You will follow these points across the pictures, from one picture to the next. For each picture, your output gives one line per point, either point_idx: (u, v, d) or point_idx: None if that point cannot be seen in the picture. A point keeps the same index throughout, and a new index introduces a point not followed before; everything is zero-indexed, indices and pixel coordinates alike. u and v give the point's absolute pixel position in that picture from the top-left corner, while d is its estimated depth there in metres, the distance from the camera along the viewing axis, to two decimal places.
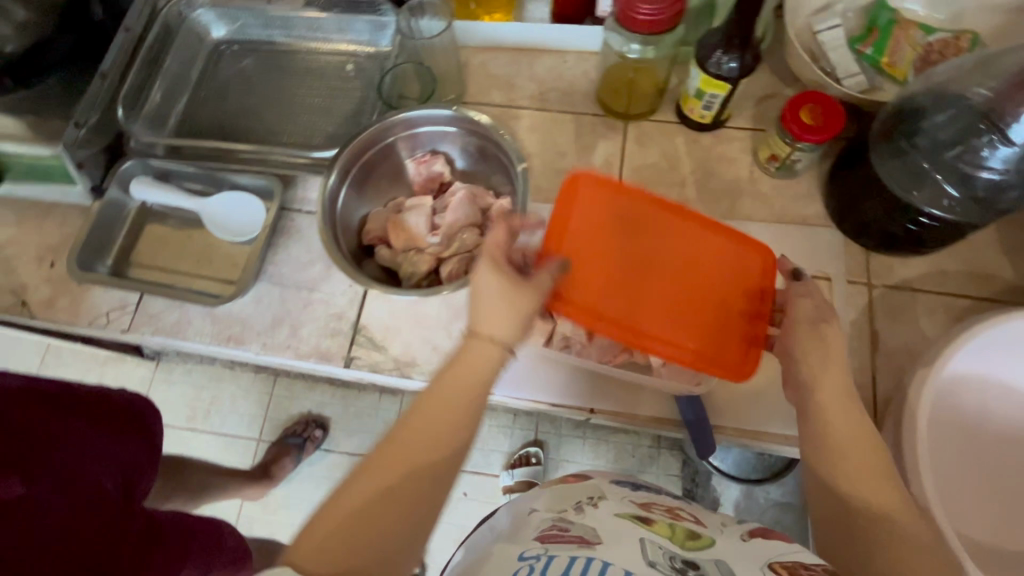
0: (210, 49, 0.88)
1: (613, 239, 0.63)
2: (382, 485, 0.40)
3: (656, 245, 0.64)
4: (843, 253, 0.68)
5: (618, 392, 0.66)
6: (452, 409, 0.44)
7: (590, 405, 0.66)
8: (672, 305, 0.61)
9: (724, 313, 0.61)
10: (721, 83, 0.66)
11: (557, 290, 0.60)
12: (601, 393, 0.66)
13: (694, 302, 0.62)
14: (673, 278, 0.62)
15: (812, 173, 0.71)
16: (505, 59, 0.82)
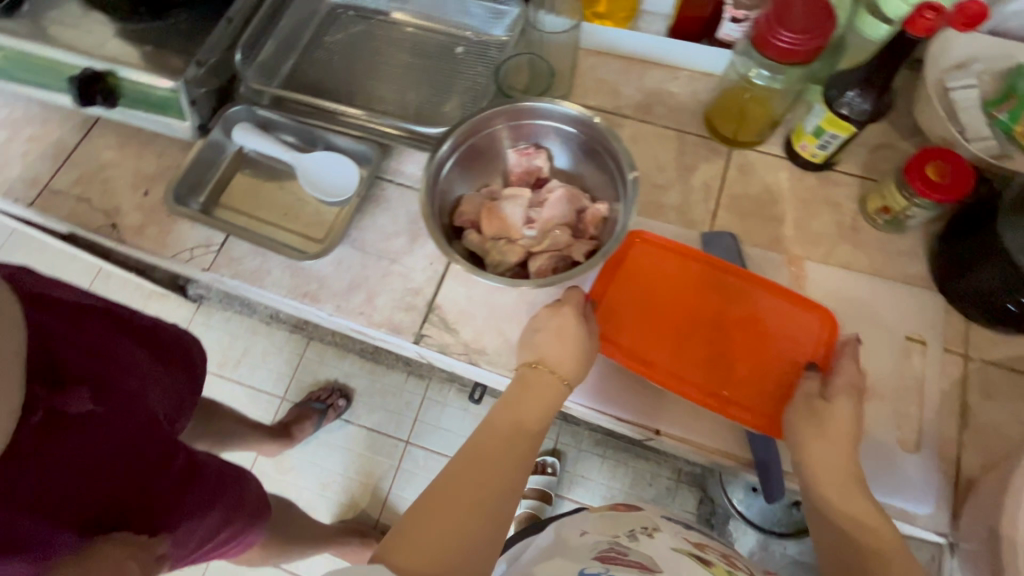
0: (326, 11, 0.90)
1: (681, 288, 0.65)
2: (464, 491, 0.49)
3: (718, 297, 0.64)
4: (942, 319, 0.65)
5: (687, 418, 0.64)
6: (514, 433, 0.55)
7: (657, 426, 0.64)
8: (734, 359, 0.62)
9: (778, 376, 0.60)
10: (845, 126, 0.64)
11: (608, 335, 0.63)
12: (670, 417, 0.64)
13: (761, 356, 0.62)
14: (728, 335, 0.63)
15: (919, 231, 0.69)
16: (615, 66, 0.82)
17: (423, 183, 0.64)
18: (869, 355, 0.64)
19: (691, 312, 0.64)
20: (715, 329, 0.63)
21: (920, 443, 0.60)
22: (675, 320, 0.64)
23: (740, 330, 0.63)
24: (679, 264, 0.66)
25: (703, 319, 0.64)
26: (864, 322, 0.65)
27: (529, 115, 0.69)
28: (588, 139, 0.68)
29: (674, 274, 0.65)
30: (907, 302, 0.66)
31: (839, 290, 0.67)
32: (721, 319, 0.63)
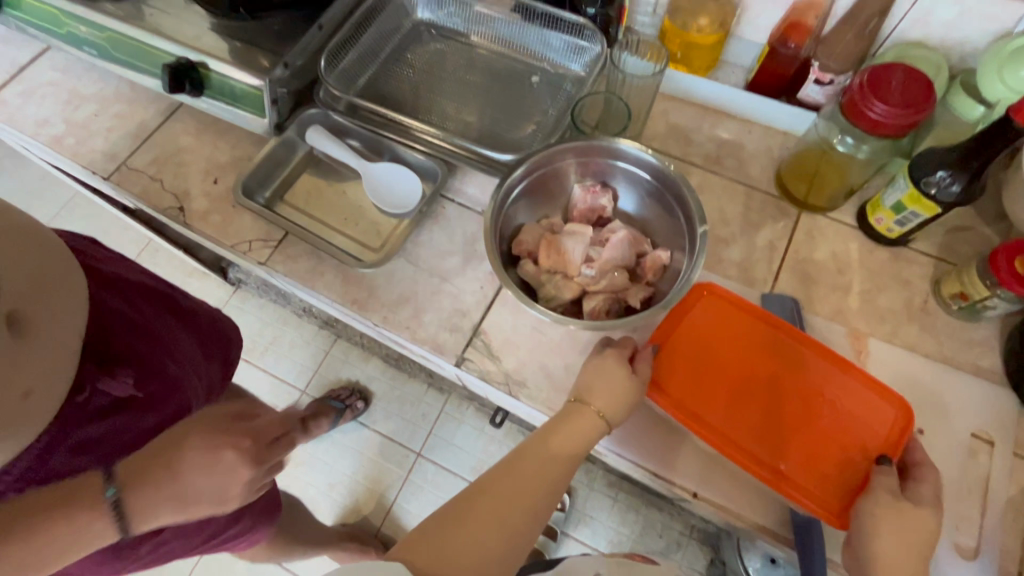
0: (410, 26, 0.92)
1: (740, 347, 0.63)
2: (489, 519, 0.48)
3: (780, 362, 0.62)
4: (1014, 420, 0.61)
5: (726, 484, 0.61)
6: (547, 470, 0.53)
7: (694, 488, 0.61)
8: (785, 429, 0.59)
9: (835, 455, 0.58)
10: (931, 205, 0.62)
11: (658, 382, 0.61)
12: (708, 479, 0.62)
13: (813, 431, 0.59)
14: (785, 405, 0.60)
15: (995, 323, 0.65)
16: (689, 112, 0.81)
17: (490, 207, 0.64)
18: (930, 446, 0.60)
19: (745, 374, 0.62)
20: (767, 396, 0.61)
21: (979, 551, 0.56)
22: (727, 380, 0.62)
23: (794, 400, 0.60)
24: (737, 323, 0.64)
25: (756, 383, 0.61)
26: (927, 411, 0.62)
27: (602, 154, 0.69)
28: (659, 185, 0.67)
29: (730, 333, 0.64)
30: (977, 395, 0.62)
31: (902, 373, 0.64)
32: (775, 386, 0.61)
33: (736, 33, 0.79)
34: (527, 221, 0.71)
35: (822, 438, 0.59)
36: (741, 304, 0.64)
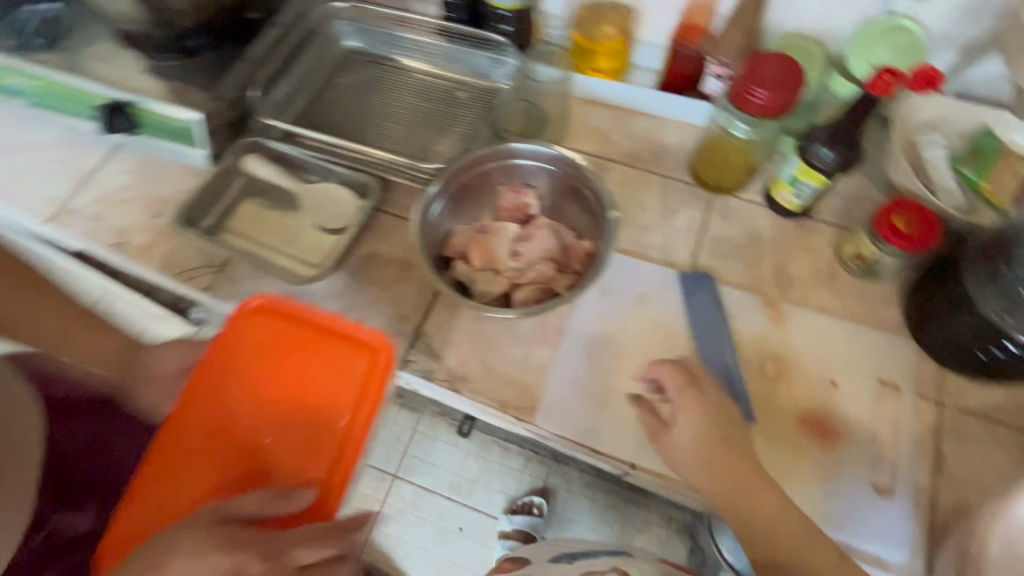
0: (340, 55, 0.97)
1: (245, 358, 0.70)
2: None
3: (250, 360, 0.70)
4: (921, 365, 0.66)
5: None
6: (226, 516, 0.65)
7: (631, 460, 0.64)
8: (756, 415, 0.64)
9: (290, 416, 0.68)
10: (818, 176, 0.69)
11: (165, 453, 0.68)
12: (647, 452, 0.65)
13: (777, 413, 0.64)
14: (243, 387, 0.69)
15: (894, 279, 0.71)
16: (607, 114, 0.87)
17: (420, 203, 0.69)
18: (843, 401, 0.65)
19: (277, 402, 0.69)
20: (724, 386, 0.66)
21: (896, 491, 0.60)
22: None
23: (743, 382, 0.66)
24: (280, 335, 0.71)
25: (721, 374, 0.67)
26: (835, 368, 0.67)
27: (527, 159, 0.73)
28: (582, 184, 0.72)
29: (677, 320, 0.71)
30: (868, 348, 0.68)
31: (815, 333, 0.69)
32: (307, 409, 0.69)
33: (638, 39, 0.86)
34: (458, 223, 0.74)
35: (781, 417, 0.64)
36: (259, 317, 0.72)
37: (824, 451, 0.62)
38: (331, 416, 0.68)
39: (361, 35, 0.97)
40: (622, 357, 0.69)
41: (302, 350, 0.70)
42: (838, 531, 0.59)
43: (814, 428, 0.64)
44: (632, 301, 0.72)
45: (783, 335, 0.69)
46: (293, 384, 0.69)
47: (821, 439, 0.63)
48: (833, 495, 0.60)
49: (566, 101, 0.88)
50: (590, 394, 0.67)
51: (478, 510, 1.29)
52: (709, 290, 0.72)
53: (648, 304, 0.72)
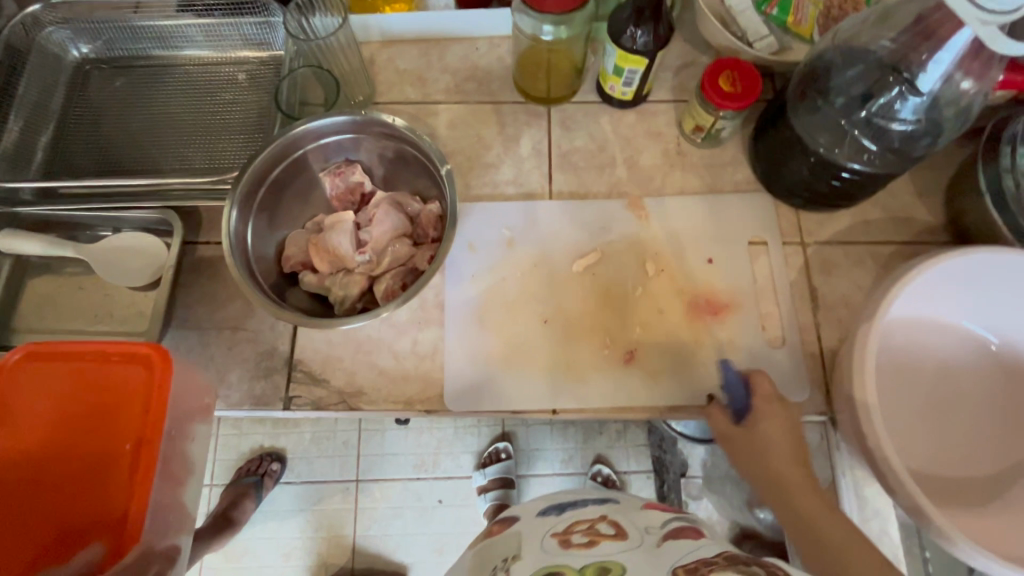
0: (72, 70, 0.78)
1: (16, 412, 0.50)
2: None
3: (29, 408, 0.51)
4: (779, 216, 0.69)
5: (578, 387, 0.63)
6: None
7: (552, 405, 0.62)
8: (647, 320, 0.65)
9: (86, 460, 0.49)
10: (639, 58, 0.64)
11: None
12: (563, 392, 0.63)
13: (664, 308, 0.65)
14: (21, 444, 0.49)
15: (736, 139, 0.71)
16: (414, 52, 0.77)
17: (227, 224, 0.56)
18: (722, 273, 0.66)
19: (42, 472, 0.49)
20: (612, 302, 0.66)
21: (784, 340, 0.64)
22: (581, 301, 0.66)
23: (628, 291, 0.66)
24: (38, 388, 0.51)
25: (604, 290, 0.66)
26: (707, 246, 0.67)
27: (339, 133, 0.62)
28: (404, 144, 0.63)
29: (554, 251, 0.68)
30: (731, 215, 0.69)
31: (681, 218, 0.69)
32: (82, 463, 0.49)
33: None
34: (288, 232, 0.64)
35: (670, 311, 0.65)
36: (32, 358, 0.52)
37: (718, 327, 0.64)
38: (113, 451, 0.50)
39: (88, 36, 0.77)
40: (510, 307, 0.66)
41: (59, 403, 0.51)
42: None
43: (703, 309, 0.65)
44: (503, 245, 0.68)
45: (654, 231, 0.68)
46: (66, 433, 0.50)
47: (710, 316, 0.65)
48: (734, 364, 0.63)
49: (364, 51, 0.77)
50: (490, 357, 0.64)
51: (450, 477, 1.46)
52: (577, 208, 0.70)
53: (518, 244, 0.68)
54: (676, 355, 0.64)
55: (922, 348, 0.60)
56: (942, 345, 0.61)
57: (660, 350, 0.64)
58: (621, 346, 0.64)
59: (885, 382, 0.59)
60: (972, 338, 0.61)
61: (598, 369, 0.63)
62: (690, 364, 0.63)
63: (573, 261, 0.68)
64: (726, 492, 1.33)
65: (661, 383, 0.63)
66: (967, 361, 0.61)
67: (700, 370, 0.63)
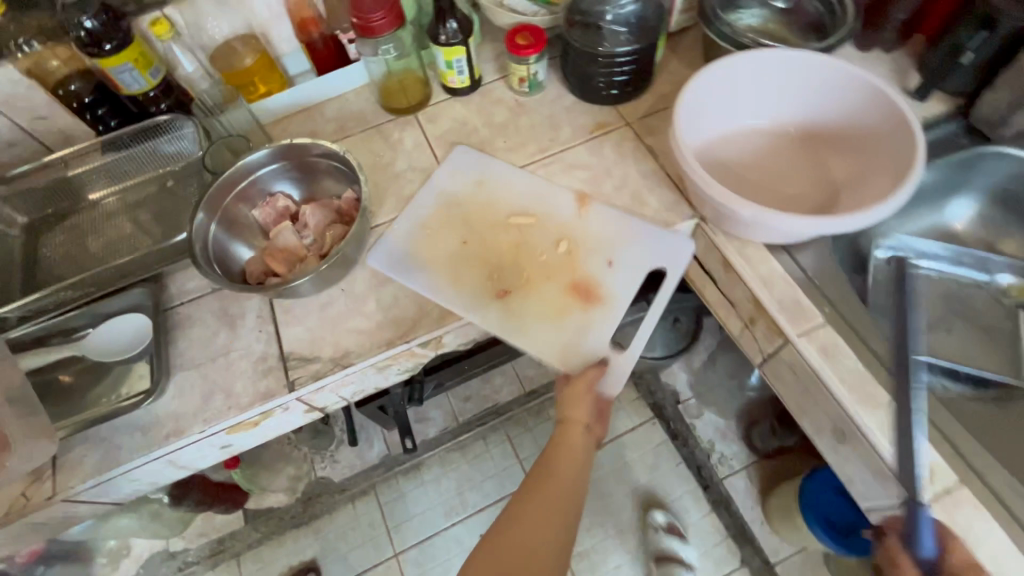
0: (22, 232, 0.90)
1: None
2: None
3: None
4: (606, 114, 0.90)
5: (513, 300, 0.76)
6: None
7: (498, 324, 0.74)
8: (531, 294, 0.76)
9: None
10: (457, 48, 0.88)
11: None
12: (503, 311, 0.75)
13: (548, 290, 0.76)
14: None
15: (553, 81, 0.95)
16: (300, 119, 0.98)
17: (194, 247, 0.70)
18: (583, 163, 0.86)
19: None
20: (519, 253, 0.79)
21: (646, 185, 0.83)
22: (494, 238, 0.80)
23: (533, 255, 0.79)
24: None
25: (513, 242, 0.79)
26: (608, 252, 0.78)
27: (280, 164, 0.80)
28: (334, 160, 0.79)
29: (486, 203, 0.83)
30: (660, 236, 0.78)
31: (540, 143, 0.89)
32: None
33: (280, 54, 0.98)
34: (251, 249, 0.78)
35: (549, 291, 0.76)
36: None
37: (596, 197, 0.83)
38: None
39: (29, 202, 0.90)
40: (438, 237, 0.80)
41: None
42: (601, 355, 0.73)
43: (582, 295, 0.76)
44: (439, 201, 0.84)
45: (585, 225, 0.80)
46: None
47: (589, 300, 0.75)
48: (581, 335, 0.74)
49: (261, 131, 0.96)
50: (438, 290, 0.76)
51: (483, 509, 1.47)
52: (517, 177, 0.85)
53: (449, 198, 0.84)
54: (531, 322, 0.74)
55: (730, 147, 0.81)
56: (744, 141, 0.82)
57: (516, 320, 0.74)
58: (500, 285, 0.77)
59: (714, 167, 0.79)
60: (775, 133, 0.83)
61: (475, 294, 0.76)
62: (552, 323, 0.74)
63: (507, 208, 0.82)
64: (717, 398, 1.46)
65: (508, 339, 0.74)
66: (764, 145, 0.82)
67: (555, 335, 0.74)
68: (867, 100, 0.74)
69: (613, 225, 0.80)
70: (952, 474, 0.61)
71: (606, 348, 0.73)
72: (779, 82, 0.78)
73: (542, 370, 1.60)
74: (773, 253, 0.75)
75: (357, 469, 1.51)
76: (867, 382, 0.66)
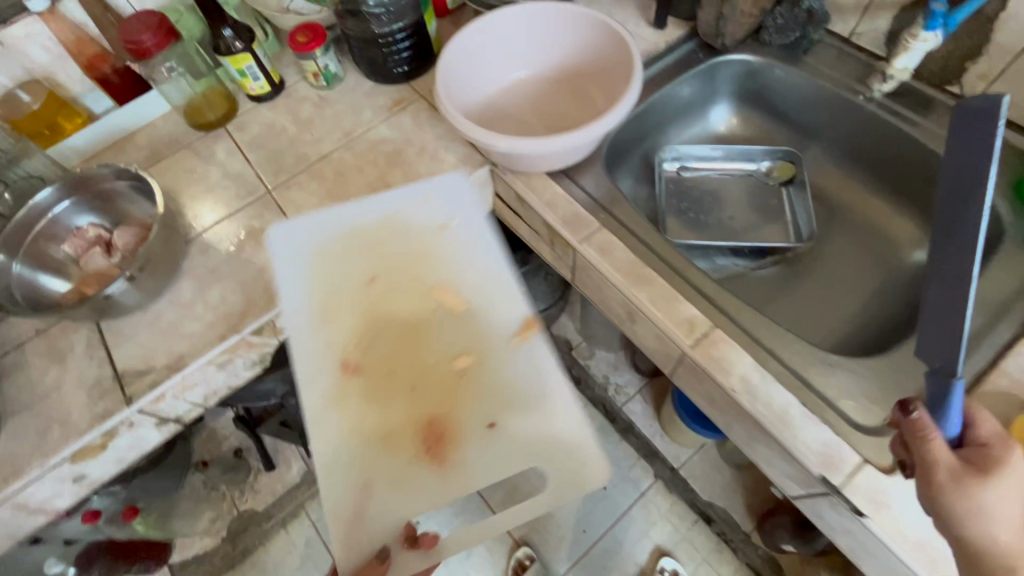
0: None
1: None
2: None
3: None
4: (401, 91, 0.98)
5: (362, 388, 0.76)
6: None
7: (309, 398, 0.74)
8: (372, 395, 0.75)
9: None
10: (244, 56, 0.92)
11: None
12: (330, 404, 0.75)
13: (400, 401, 0.76)
14: None
15: (350, 72, 1.01)
16: (109, 154, 0.98)
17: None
18: (385, 138, 0.93)
19: None
20: (410, 347, 0.78)
21: (444, 146, 0.91)
22: (398, 316, 0.80)
23: (428, 356, 0.78)
24: None
25: (410, 329, 0.79)
26: (489, 412, 0.74)
27: (79, 195, 0.81)
28: (128, 178, 0.81)
29: (428, 280, 0.82)
30: (564, 435, 0.72)
31: (344, 128, 0.95)
32: None
33: (75, 95, 0.98)
34: (64, 281, 0.79)
35: (399, 406, 0.75)
36: None
37: (402, 165, 0.90)
38: None
39: None
40: (352, 264, 0.82)
41: None
42: (383, 545, 0.70)
43: (428, 437, 0.74)
44: (384, 223, 0.85)
45: (504, 367, 0.76)
46: None
47: (429, 448, 0.73)
48: (391, 475, 0.72)
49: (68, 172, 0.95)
50: (306, 329, 0.78)
51: None
52: (477, 257, 0.83)
53: (408, 226, 0.85)
54: (355, 426, 0.74)
55: (507, 92, 0.91)
56: (518, 86, 0.91)
57: (344, 409, 0.74)
58: (355, 363, 0.77)
59: (491, 114, 0.89)
60: (563, 81, 0.91)
61: (327, 366, 0.76)
62: (371, 435, 0.74)
63: (439, 281, 0.81)
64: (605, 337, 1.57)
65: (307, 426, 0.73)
66: (536, 86, 0.91)
67: (370, 462, 0.73)
68: (604, 38, 0.83)
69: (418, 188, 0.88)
70: (710, 323, 0.70)
71: (394, 537, 0.70)
72: (530, 31, 0.87)
73: None
74: (554, 179, 0.85)
75: (279, 494, 1.49)
76: (640, 266, 0.75)
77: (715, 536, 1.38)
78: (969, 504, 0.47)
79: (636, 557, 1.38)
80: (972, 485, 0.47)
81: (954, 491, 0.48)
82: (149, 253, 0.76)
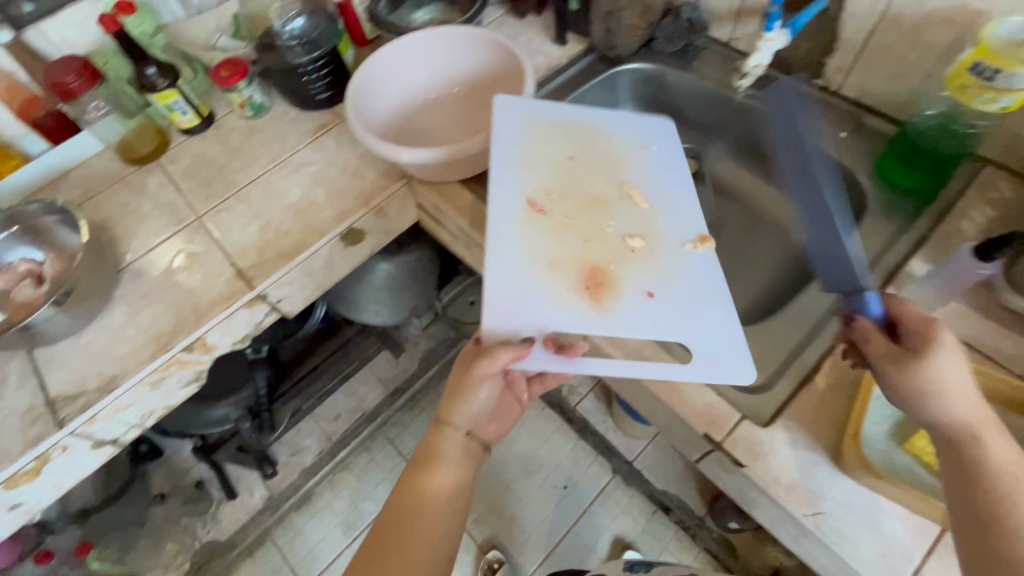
0: None
1: None
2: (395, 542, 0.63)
3: None
4: (325, 117, 1.04)
5: (567, 229, 0.73)
6: None
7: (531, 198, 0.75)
8: (558, 226, 0.73)
9: None
10: (169, 92, 0.96)
11: None
12: (538, 225, 0.73)
13: (573, 243, 0.72)
14: None
15: (277, 102, 1.07)
16: (44, 192, 1.02)
17: None
18: (310, 161, 0.98)
19: None
20: (597, 206, 0.76)
21: (365, 164, 0.96)
22: (589, 189, 0.78)
23: (613, 226, 0.74)
24: None
25: (594, 201, 0.76)
26: (651, 281, 0.70)
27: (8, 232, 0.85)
28: (55, 212, 0.85)
29: (619, 160, 0.81)
30: (725, 354, 0.65)
31: (271, 153, 1.00)
32: None
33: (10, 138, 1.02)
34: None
35: (571, 247, 0.72)
36: None
37: (326, 185, 0.95)
38: None
39: None
40: (555, 138, 0.81)
41: None
42: (529, 335, 0.65)
43: (592, 285, 0.69)
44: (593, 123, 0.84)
45: (677, 267, 0.72)
46: None
47: (592, 288, 0.69)
48: (550, 294, 0.68)
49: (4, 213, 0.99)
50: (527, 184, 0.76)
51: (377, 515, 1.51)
52: (667, 174, 0.81)
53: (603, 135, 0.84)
54: (544, 234, 0.72)
55: (416, 112, 0.97)
56: (427, 105, 0.98)
57: (527, 230, 0.72)
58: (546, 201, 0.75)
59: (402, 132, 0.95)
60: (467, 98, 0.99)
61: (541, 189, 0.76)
62: (548, 254, 0.71)
63: (632, 180, 0.79)
64: None
65: (489, 231, 0.71)
66: (443, 103, 0.98)
67: (533, 273, 0.69)
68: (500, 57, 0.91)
69: (340, 204, 0.93)
70: None
71: (541, 337, 0.65)
72: (433, 55, 0.95)
73: (401, 368, 1.67)
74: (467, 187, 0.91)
75: (242, 523, 1.49)
76: None
77: (673, 524, 1.42)
78: (915, 382, 0.53)
79: (599, 552, 1.40)
80: (910, 365, 0.53)
81: (899, 373, 0.54)
82: (69, 279, 0.79)
